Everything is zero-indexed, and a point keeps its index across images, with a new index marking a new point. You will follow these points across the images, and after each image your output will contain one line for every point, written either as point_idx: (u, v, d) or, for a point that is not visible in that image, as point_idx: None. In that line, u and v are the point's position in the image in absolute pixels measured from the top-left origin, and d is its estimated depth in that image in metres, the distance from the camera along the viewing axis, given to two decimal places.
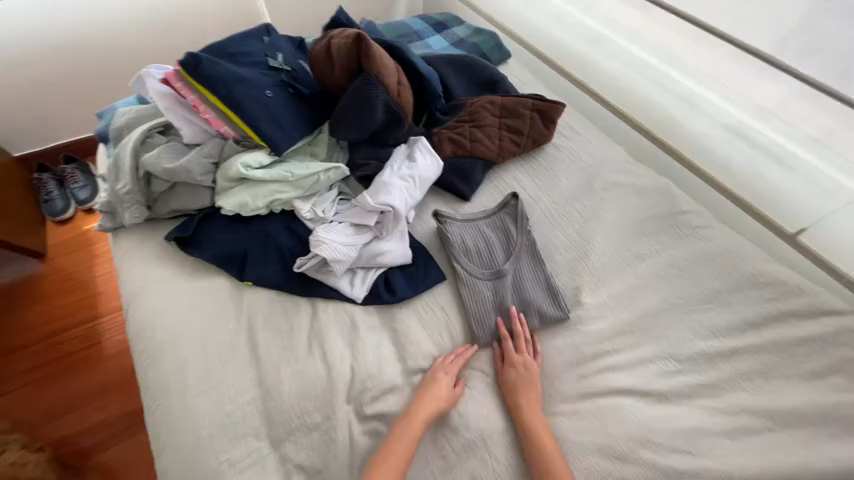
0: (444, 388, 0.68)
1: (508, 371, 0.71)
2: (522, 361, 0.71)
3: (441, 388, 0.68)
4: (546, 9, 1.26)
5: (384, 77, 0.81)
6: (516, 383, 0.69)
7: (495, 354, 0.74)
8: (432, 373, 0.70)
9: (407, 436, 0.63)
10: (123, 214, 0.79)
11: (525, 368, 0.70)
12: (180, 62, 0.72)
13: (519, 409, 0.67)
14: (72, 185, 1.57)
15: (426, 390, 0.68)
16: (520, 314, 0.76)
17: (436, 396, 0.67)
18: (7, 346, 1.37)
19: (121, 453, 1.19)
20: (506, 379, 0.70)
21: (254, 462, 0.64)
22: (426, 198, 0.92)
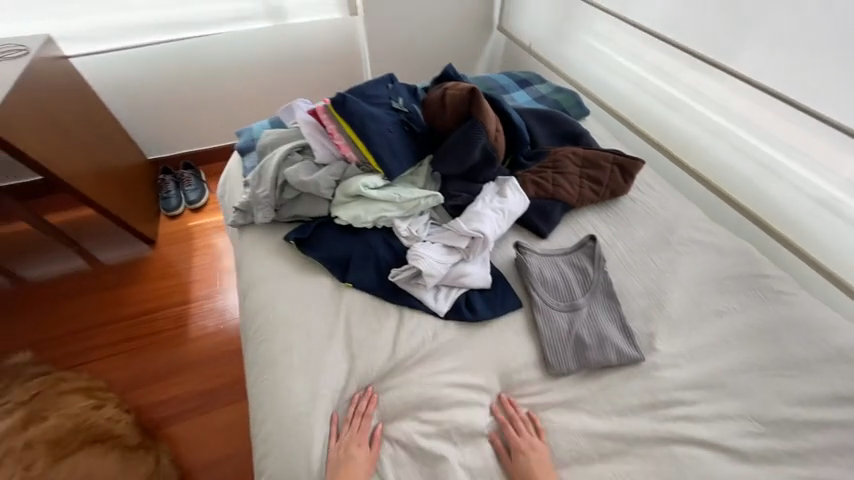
0: (361, 454, 0.69)
1: (515, 463, 0.68)
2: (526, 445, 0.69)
3: (356, 456, 0.69)
4: (625, 74, 1.38)
5: (487, 124, 0.95)
6: (529, 473, 0.66)
7: (495, 441, 0.72)
8: (346, 447, 0.70)
9: None
10: (257, 214, 0.96)
11: (526, 457, 0.68)
12: (330, 100, 0.91)
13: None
14: (185, 186, 1.91)
15: (341, 460, 0.68)
16: (512, 403, 0.76)
17: (356, 468, 0.68)
18: (113, 316, 1.58)
19: (191, 428, 1.30)
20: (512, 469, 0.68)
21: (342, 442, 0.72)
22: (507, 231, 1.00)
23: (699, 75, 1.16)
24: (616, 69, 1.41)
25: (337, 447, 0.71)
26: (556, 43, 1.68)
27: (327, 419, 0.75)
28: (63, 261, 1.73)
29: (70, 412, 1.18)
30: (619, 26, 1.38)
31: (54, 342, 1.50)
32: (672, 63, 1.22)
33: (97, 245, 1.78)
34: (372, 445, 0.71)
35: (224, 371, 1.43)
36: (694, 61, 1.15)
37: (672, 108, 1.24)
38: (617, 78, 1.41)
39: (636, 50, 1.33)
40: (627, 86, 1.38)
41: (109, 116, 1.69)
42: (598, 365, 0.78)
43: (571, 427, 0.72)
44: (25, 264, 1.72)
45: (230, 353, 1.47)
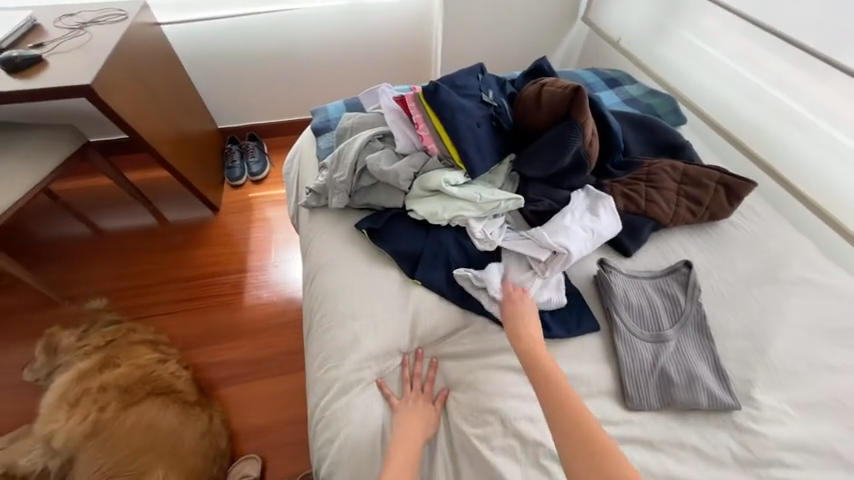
0: (425, 408, 0.74)
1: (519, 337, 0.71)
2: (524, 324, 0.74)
3: (418, 407, 0.74)
4: (736, 82, 1.22)
5: (585, 127, 0.87)
6: (517, 314, 0.75)
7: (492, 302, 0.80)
8: (410, 400, 0.75)
9: (410, 448, 0.67)
10: (331, 198, 0.94)
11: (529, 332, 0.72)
12: (422, 88, 0.89)
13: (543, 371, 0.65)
14: (250, 158, 1.98)
15: (408, 409, 0.73)
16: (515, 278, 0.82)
17: (422, 415, 0.72)
18: (178, 275, 1.68)
19: (241, 392, 1.37)
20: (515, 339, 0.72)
21: None
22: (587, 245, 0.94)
23: (832, 92, 1.00)
24: (724, 75, 1.26)
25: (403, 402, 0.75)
26: (651, 40, 1.53)
27: (379, 382, 0.78)
28: (136, 218, 1.85)
29: (138, 362, 1.25)
30: (735, 26, 1.22)
31: (125, 293, 1.61)
32: (799, 75, 1.06)
33: (167, 206, 1.89)
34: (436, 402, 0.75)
35: (275, 342, 1.49)
36: (830, 73, 0.99)
37: (791, 126, 1.09)
38: (725, 86, 1.26)
39: (754, 55, 1.17)
40: (736, 95, 1.23)
41: (188, 84, 1.75)
42: (685, 408, 0.71)
43: (651, 469, 0.66)
44: (104, 217, 1.85)
45: (280, 325, 1.53)
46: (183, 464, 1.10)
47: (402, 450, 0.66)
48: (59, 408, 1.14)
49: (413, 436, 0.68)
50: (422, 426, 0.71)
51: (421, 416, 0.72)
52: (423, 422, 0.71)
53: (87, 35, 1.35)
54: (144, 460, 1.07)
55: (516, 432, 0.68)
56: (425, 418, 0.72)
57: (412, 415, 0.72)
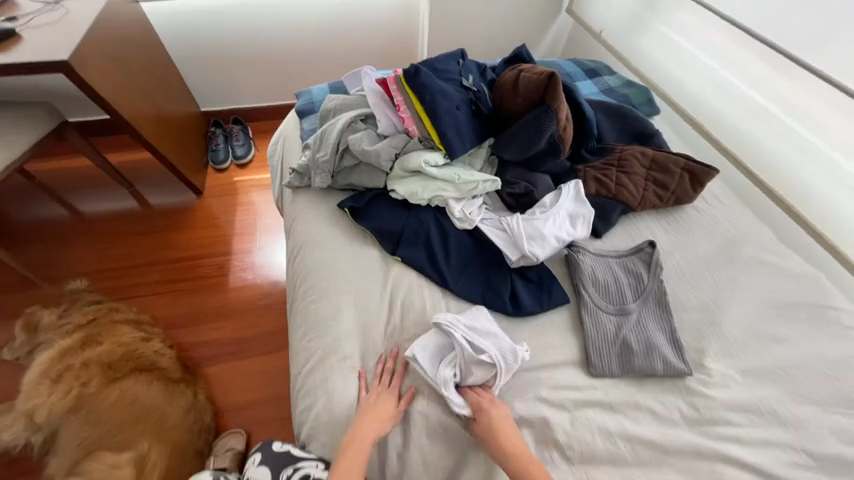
0: (390, 407, 0.71)
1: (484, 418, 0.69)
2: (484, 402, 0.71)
3: (383, 405, 0.71)
4: (707, 75, 1.28)
5: (559, 113, 0.91)
6: (489, 423, 0.68)
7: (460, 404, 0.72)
8: (375, 394, 0.73)
9: (363, 445, 0.64)
10: (314, 178, 0.96)
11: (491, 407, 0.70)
12: (403, 71, 0.91)
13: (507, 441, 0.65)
14: (234, 142, 1.96)
15: (373, 404, 0.71)
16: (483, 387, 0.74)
17: (383, 412, 0.70)
18: (160, 258, 1.67)
19: (227, 371, 1.40)
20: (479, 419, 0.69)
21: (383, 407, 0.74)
22: None
23: (793, 86, 1.06)
24: (696, 68, 1.32)
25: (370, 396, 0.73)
26: (630, 32, 1.58)
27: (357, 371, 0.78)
28: (117, 201, 1.83)
29: (120, 340, 1.26)
30: (708, 21, 1.27)
31: (106, 275, 1.60)
32: (764, 70, 1.13)
33: (149, 189, 1.86)
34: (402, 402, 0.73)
35: (260, 323, 1.51)
36: (792, 69, 1.06)
37: (754, 118, 1.15)
38: (696, 78, 1.32)
39: (725, 50, 1.23)
40: (706, 87, 1.28)
41: (169, 64, 1.72)
42: (642, 374, 0.77)
43: (609, 429, 0.71)
44: (83, 199, 1.82)
45: (265, 307, 1.55)
46: (167, 439, 1.11)
47: (352, 449, 0.63)
48: (41, 384, 1.15)
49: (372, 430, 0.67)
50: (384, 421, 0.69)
51: (384, 415, 0.70)
52: (385, 417, 0.69)
53: (64, 10, 1.31)
54: (128, 433, 1.08)
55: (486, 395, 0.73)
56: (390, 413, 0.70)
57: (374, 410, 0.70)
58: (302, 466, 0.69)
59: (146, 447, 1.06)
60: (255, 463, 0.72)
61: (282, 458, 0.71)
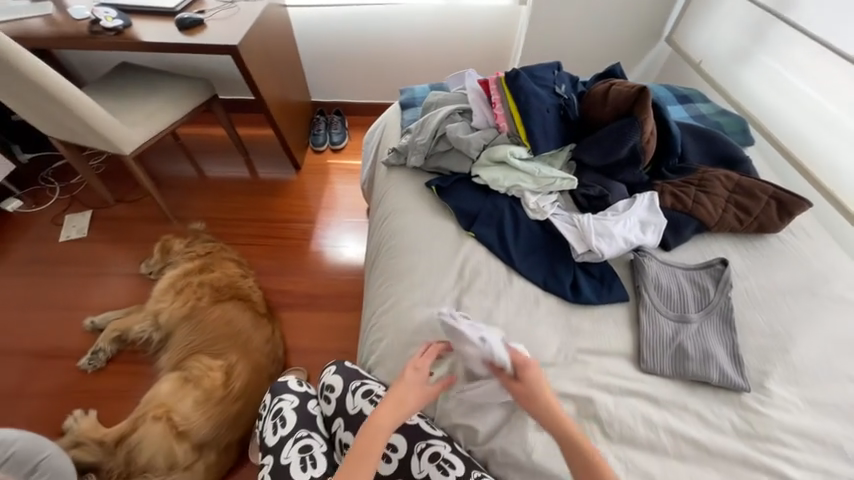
0: (419, 391, 0.68)
1: (525, 392, 0.67)
2: (525, 370, 0.69)
3: (409, 391, 0.67)
4: (813, 112, 1.24)
5: (645, 124, 0.97)
6: (538, 387, 0.67)
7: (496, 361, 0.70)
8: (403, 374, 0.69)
9: (382, 425, 0.62)
10: (411, 157, 1.13)
11: (533, 378, 0.68)
12: (504, 74, 1.05)
13: (551, 419, 0.65)
14: (333, 129, 2.25)
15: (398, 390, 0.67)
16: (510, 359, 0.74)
17: (406, 392, 0.67)
18: (260, 216, 1.97)
19: (298, 318, 1.61)
20: (517, 391, 0.68)
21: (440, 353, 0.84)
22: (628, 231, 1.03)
23: None
24: (801, 103, 1.28)
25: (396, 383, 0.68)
26: (732, 65, 1.56)
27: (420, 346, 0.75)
28: (235, 166, 2.19)
29: (227, 271, 1.51)
30: (822, 57, 1.23)
31: (219, 222, 1.94)
32: None
33: (260, 160, 2.21)
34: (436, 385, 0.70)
35: (331, 284, 1.72)
36: None
37: None
38: (799, 114, 1.28)
39: (836, 88, 1.18)
40: (810, 125, 1.24)
41: (296, 58, 2.05)
42: (695, 379, 0.78)
43: (653, 420, 0.74)
44: (210, 160, 2.21)
45: (337, 272, 1.76)
46: (250, 358, 1.32)
47: (371, 428, 0.62)
48: (168, 293, 1.46)
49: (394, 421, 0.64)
50: (415, 404, 0.67)
51: (412, 399, 0.66)
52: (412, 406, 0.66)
53: (235, 8, 1.65)
54: (222, 346, 1.32)
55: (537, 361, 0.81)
56: (420, 394, 0.67)
57: (396, 398, 0.66)
58: (367, 382, 0.81)
59: (235, 359, 1.29)
60: (330, 372, 0.87)
61: (353, 373, 0.84)
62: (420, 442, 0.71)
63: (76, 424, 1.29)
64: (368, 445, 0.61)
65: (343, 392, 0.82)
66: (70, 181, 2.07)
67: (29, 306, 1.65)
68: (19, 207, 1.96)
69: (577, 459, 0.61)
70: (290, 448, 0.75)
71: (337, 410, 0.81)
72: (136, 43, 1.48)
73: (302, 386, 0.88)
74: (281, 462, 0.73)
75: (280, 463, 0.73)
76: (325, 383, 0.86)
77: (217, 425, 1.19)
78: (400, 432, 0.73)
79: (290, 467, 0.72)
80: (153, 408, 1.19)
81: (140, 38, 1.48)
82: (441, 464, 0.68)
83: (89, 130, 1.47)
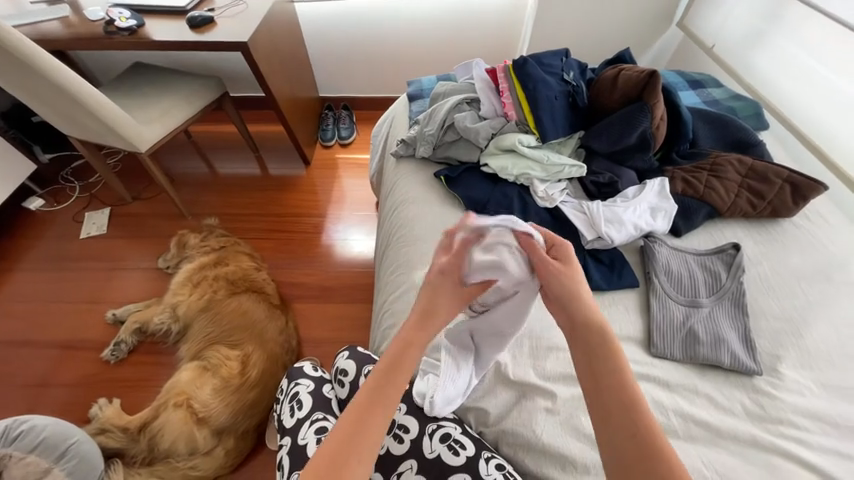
0: (455, 298, 0.67)
1: (564, 272, 0.64)
2: (560, 252, 0.67)
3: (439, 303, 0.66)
4: (830, 94, 1.21)
5: (655, 109, 0.97)
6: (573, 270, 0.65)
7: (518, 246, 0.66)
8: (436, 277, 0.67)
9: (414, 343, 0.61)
10: (419, 148, 1.14)
11: (576, 266, 0.65)
12: (511, 61, 1.05)
13: (578, 308, 0.61)
14: (341, 125, 2.27)
15: (433, 304, 0.65)
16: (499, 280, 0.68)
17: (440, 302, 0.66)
18: (272, 211, 2.00)
19: (311, 309, 1.65)
20: (551, 272, 0.64)
21: None
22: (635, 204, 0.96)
23: None
24: (818, 86, 1.25)
25: (425, 290, 0.67)
26: (746, 49, 1.53)
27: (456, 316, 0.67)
28: (246, 163, 2.22)
29: (241, 265, 1.55)
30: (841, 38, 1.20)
31: (231, 218, 1.98)
32: None
33: (270, 156, 2.24)
34: (470, 287, 0.68)
35: (342, 277, 1.75)
36: None
37: None
38: (816, 97, 1.25)
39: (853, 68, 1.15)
40: (827, 107, 1.21)
41: (305, 54, 2.07)
42: (706, 363, 0.78)
43: (663, 402, 0.74)
44: (222, 157, 2.25)
45: (348, 265, 1.79)
46: (265, 347, 1.36)
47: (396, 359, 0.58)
48: (185, 285, 1.50)
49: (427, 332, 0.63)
50: (448, 315, 0.66)
51: (443, 310, 0.65)
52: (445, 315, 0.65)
53: (244, 5, 1.67)
54: (237, 336, 1.36)
55: (548, 346, 0.82)
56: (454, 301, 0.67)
57: (422, 312, 0.64)
58: None
59: (251, 350, 1.32)
60: (343, 357, 0.87)
61: (365, 358, 0.86)
62: (431, 423, 0.72)
63: (101, 412, 1.34)
64: (405, 350, 0.59)
65: (355, 376, 0.83)
66: (88, 179, 2.14)
67: (53, 299, 1.72)
68: (41, 206, 2.03)
69: (592, 351, 0.57)
70: (307, 430, 0.76)
71: (351, 392, 0.82)
72: (149, 42, 1.51)
73: (317, 372, 0.91)
74: (298, 443, 0.75)
75: (297, 443, 0.75)
76: (338, 367, 0.87)
77: (235, 412, 1.22)
78: (410, 414, 0.74)
79: (306, 448, 0.73)
80: (174, 395, 1.23)
81: (151, 36, 1.51)
82: (452, 444, 0.68)
83: (106, 128, 1.51)
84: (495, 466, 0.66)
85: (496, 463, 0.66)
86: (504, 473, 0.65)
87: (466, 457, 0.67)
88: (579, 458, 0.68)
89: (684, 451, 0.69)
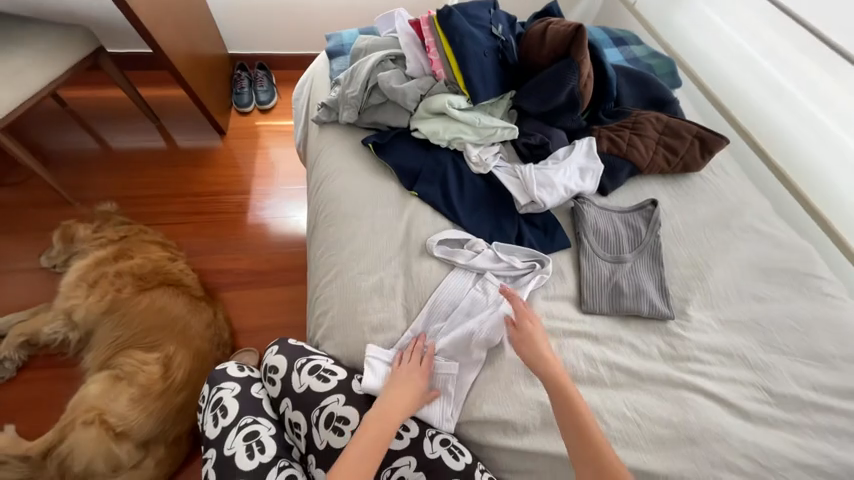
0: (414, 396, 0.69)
1: (524, 336, 0.73)
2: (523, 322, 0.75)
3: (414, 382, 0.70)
4: (734, 52, 1.30)
5: (582, 67, 0.95)
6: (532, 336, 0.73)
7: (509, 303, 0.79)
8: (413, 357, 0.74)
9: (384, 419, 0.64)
10: (342, 113, 1.02)
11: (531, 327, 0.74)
12: (436, 12, 0.96)
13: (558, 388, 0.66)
14: (259, 86, 2.00)
15: (387, 406, 0.66)
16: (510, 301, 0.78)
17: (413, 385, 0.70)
18: (185, 190, 1.75)
19: (242, 297, 1.51)
20: (520, 341, 0.72)
21: (388, 321, 0.79)
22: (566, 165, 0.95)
23: (816, 66, 1.09)
24: (725, 44, 1.34)
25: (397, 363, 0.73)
26: (665, 5, 1.57)
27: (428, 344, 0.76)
28: (143, 134, 1.88)
29: (150, 256, 1.33)
30: None
31: (132, 202, 1.69)
32: (787, 47, 1.16)
33: (175, 126, 1.92)
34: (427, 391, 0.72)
35: (277, 259, 1.61)
36: (816, 48, 1.09)
37: (774, 96, 1.19)
38: (723, 55, 1.34)
39: (755, 29, 1.25)
40: (732, 65, 1.31)
41: (203, 0, 1.74)
42: (629, 314, 0.83)
43: (593, 356, 0.78)
44: (112, 129, 1.88)
45: (281, 245, 1.64)
46: (190, 345, 1.21)
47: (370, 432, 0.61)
48: (79, 286, 1.27)
49: (385, 433, 0.62)
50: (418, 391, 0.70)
51: (394, 415, 0.65)
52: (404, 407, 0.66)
53: None
54: (154, 337, 1.19)
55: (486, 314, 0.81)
56: (408, 400, 0.68)
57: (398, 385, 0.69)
58: (314, 358, 0.77)
59: (172, 351, 1.17)
60: (272, 353, 0.81)
61: (297, 351, 0.80)
62: None
63: None
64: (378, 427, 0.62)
65: (287, 371, 0.78)
66: None
67: None
68: None
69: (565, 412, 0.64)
70: (234, 438, 0.71)
71: (283, 390, 0.77)
72: None
73: (243, 372, 0.83)
74: (224, 453, 0.70)
75: (224, 454, 0.70)
76: (268, 364, 0.81)
77: (161, 419, 1.10)
78: (350, 404, 0.71)
79: (234, 457, 0.69)
80: (82, 412, 1.06)
81: None
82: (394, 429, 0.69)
83: None
84: (439, 441, 0.68)
85: (441, 439, 0.68)
86: (448, 448, 0.67)
87: (409, 438, 0.68)
88: (518, 420, 0.71)
89: (611, 398, 0.74)
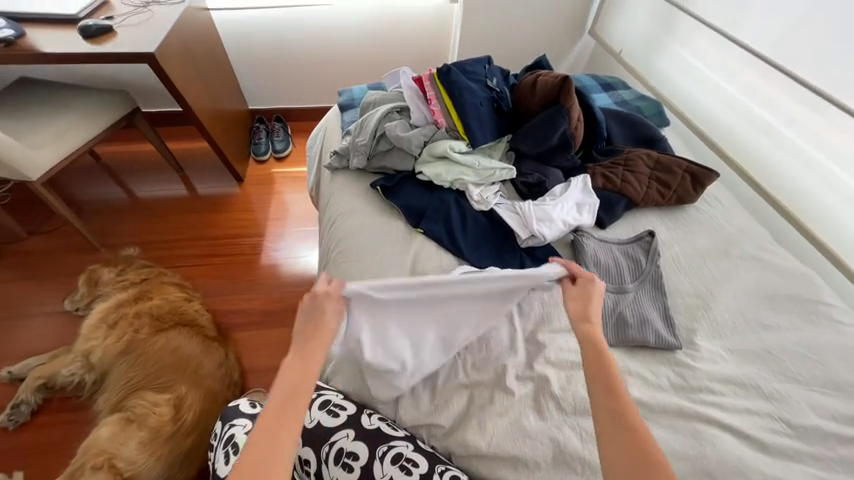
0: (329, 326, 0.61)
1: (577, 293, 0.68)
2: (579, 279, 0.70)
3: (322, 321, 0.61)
4: (716, 94, 1.40)
5: (571, 112, 1.04)
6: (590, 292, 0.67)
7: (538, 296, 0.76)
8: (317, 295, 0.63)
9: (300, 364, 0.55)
10: (353, 159, 1.11)
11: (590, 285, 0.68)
12: (436, 70, 1.08)
13: (609, 385, 0.55)
14: (275, 137, 2.17)
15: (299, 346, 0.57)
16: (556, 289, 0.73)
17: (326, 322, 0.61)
18: (204, 233, 1.84)
19: (254, 337, 1.53)
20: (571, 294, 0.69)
21: None
22: (565, 201, 1.00)
23: (795, 103, 1.16)
24: (708, 86, 1.44)
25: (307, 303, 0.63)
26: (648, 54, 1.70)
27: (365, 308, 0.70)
28: (168, 183, 2.02)
29: (168, 297, 1.38)
30: (718, 43, 1.39)
31: (153, 246, 1.78)
32: (767, 86, 1.24)
33: (197, 175, 2.06)
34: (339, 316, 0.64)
35: (290, 298, 1.65)
36: (790, 85, 1.17)
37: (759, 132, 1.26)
38: (707, 96, 1.44)
39: (733, 72, 1.35)
40: (716, 104, 1.40)
41: (228, 64, 1.95)
42: (635, 344, 0.84)
43: None
44: (139, 179, 2.02)
45: (292, 285, 1.69)
46: (201, 385, 1.22)
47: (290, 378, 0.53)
48: (99, 328, 1.31)
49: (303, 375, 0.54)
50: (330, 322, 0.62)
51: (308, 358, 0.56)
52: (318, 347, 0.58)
53: (149, 13, 1.52)
54: (169, 377, 1.20)
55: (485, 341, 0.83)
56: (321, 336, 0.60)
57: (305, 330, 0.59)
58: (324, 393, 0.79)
59: (184, 391, 1.18)
60: None
61: None
62: (381, 445, 0.70)
63: None
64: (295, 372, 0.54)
65: None
66: None
67: None
68: None
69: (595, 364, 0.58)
70: None
71: None
72: (37, 54, 1.31)
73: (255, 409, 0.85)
74: None
75: None
76: None
77: (169, 463, 1.09)
78: (359, 439, 0.71)
79: None
80: (92, 455, 1.05)
81: (37, 47, 1.31)
82: (404, 464, 0.67)
83: None
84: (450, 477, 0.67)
85: (451, 475, 0.67)
86: None
87: (419, 475, 0.66)
88: (529, 454, 0.70)
89: None
